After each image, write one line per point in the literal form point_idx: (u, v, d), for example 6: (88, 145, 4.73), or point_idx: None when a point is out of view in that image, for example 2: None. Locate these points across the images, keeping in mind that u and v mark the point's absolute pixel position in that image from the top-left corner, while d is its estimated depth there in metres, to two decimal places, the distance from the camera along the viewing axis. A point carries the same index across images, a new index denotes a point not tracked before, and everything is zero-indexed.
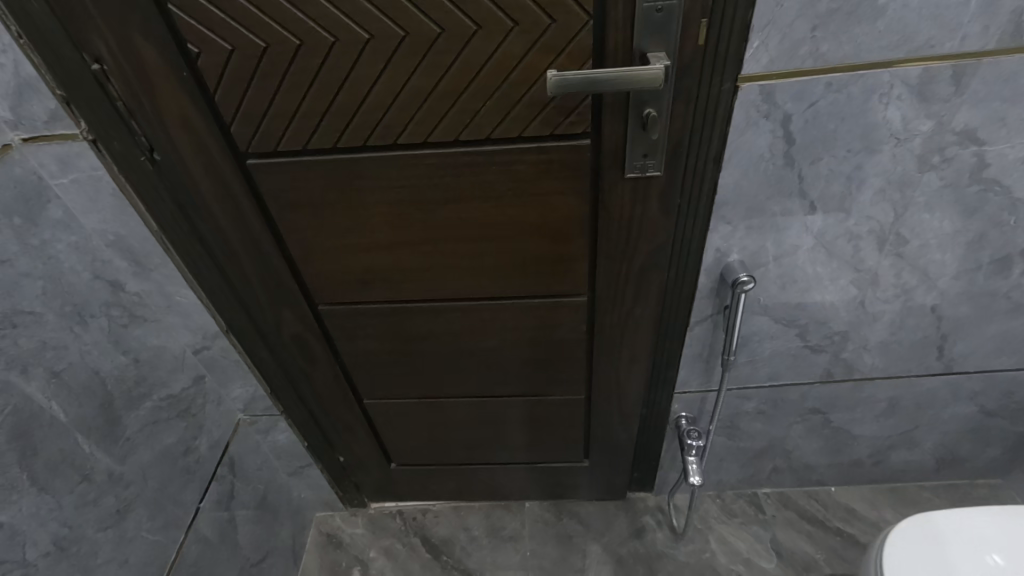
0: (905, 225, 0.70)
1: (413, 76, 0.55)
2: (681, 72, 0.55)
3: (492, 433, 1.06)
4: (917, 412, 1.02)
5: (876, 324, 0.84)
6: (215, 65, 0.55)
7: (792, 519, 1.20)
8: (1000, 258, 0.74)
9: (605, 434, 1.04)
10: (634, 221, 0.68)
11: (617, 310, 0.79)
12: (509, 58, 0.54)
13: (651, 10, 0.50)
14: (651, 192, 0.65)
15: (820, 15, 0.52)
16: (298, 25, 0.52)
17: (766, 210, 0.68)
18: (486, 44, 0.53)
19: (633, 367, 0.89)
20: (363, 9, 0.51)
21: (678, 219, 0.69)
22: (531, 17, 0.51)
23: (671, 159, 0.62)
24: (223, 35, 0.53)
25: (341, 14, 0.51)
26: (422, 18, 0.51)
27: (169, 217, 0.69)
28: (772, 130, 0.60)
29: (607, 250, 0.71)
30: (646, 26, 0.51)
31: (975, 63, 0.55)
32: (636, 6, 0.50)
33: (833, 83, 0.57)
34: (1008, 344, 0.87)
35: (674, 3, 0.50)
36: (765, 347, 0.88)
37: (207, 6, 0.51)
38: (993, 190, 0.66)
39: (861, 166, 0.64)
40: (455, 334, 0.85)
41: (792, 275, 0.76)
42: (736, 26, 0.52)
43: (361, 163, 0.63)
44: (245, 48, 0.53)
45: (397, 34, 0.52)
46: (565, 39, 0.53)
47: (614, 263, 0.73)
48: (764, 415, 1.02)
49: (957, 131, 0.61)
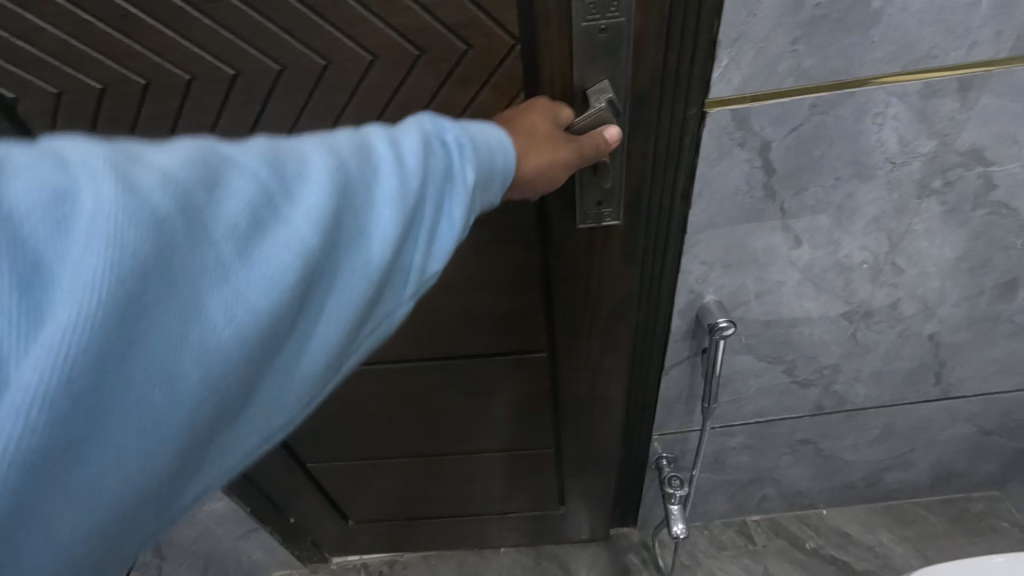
0: (902, 253, 0.61)
1: (302, 118, 0.48)
2: (636, 102, 0.46)
3: (459, 486, 0.97)
4: (912, 435, 0.94)
5: (869, 354, 0.76)
6: (42, 111, 0.46)
7: (784, 548, 1.12)
8: (1004, 282, 0.66)
9: (580, 484, 0.95)
10: (592, 272, 0.59)
11: (583, 360, 0.71)
12: (420, 91, 0.46)
13: (593, 30, 0.41)
14: (611, 241, 0.56)
15: (802, 24, 0.42)
16: (140, 61, 0.44)
17: (746, 246, 0.58)
18: (389, 76, 0.45)
19: (607, 420, 0.80)
20: (221, 39, 0.43)
21: (643, 266, 0.60)
22: (439, 45, 0.43)
23: (630, 206, 0.53)
24: (44, 78, 0.44)
25: (193, 45, 0.43)
26: (301, 49, 0.44)
27: None
28: (749, 160, 0.51)
29: (566, 302, 0.63)
30: (589, 54, 0.42)
31: (986, 73, 0.46)
32: (573, 25, 0.41)
33: (819, 104, 0.47)
34: (1009, 366, 0.80)
35: (621, 20, 0.41)
36: (749, 385, 0.79)
37: (14, 42, 0.42)
38: (1001, 213, 0.58)
39: (852, 195, 0.55)
40: (404, 392, 0.77)
41: (777, 311, 0.67)
42: (699, 41, 0.43)
43: None
44: (74, 91, 0.45)
45: (272, 67, 0.45)
46: (486, 72, 0.45)
47: (575, 312, 0.64)
48: (751, 449, 0.94)
49: (962, 151, 0.52)
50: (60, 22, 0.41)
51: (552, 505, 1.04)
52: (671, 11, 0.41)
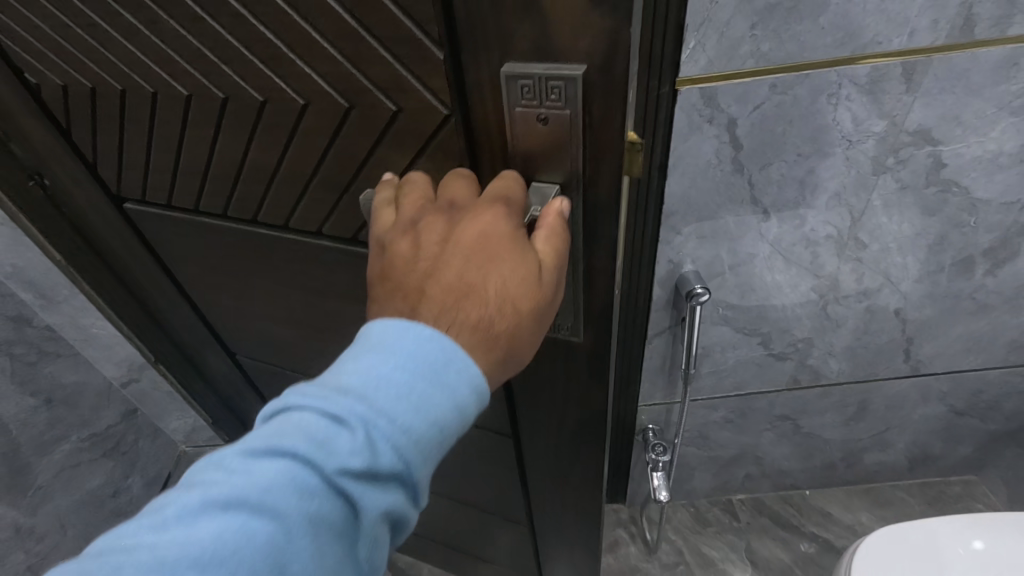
0: (864, 229, 0.67)
1: (250, 147, 0.53)
2: (586, 208, 0.44)
3: (446, 517, 1.02)
4: (887, 414, 0.99)
5: (840, 329, 0.81)
6: (55, 96, 0.56)
7: (767, 525, 1.17)
8: (962, 259, 0.71)
9: (553, 552, 0.95)
10: (555, 376, 0.59)
11: (551, 444, 0.70)
12: (355, 141, 0.48)
13: (536, 117, 0.39)
14: (574, 352, 0.56)
15: (758, 12, 0.48)
16: (116, 70, 0.51)
17: (718, 218, 0.64)
18: (323, 120, 0.47)
19: (578, 508, 0.79)
20: (175, 66, 0.48)
21: (594, 374, 0.57)
22: (369, 101, 0.44)
23: (590, 323, 0.52)
24: (52, 72, 0.54)
25: (152, 65, 0.49)
26: (241, 86, 0.47)
27: (70, 244, 0.72)
28: (717, 136, 0.56)
29: (534, 397, 0.63)
30: (535, 145, 0.41)
31: (927, 60, 0.52)
32: (512, 110, 0.39)
33: (778, 84, 0.53)
34: (974, 344, 0.85)
35: (566, 113, 0.38)
36: (728, 357, 0.84)
37: (24, 36, 0.51)
38: (952, 190, 0.63)
39: (814, 170, 0.60)
40: None
41: (751, 283, 0.72)
42: (670, 26, 0.49)
43: (226, 231, 0.63)
44: (74, 85, 0.54)
45: (217, 95, 0.49)
46: (425, 137, 0.45)
47: (538, 399, 0.63)
48: (733, 424, 0.99)
49: (911, 131, 0.57)
50: (49, 22, 0.49)
51: (527, 562, 1.03)
52: (644, 15, 0.47)
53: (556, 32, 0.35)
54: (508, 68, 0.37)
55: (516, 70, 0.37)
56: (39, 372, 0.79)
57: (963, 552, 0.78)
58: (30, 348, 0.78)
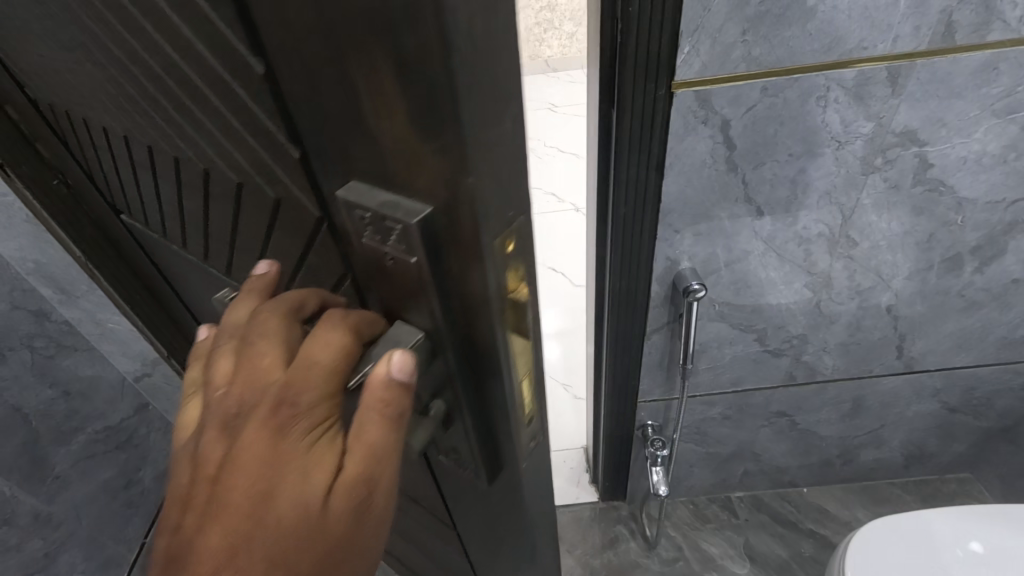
0: (854, 228, 0.69)
1: (179, 195, 0.48)
2: (461, 364, 0.33)
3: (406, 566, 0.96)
4: (882, 411, 1.01)
5: (833, 326, 0.83)
6: (48, 112, 0.57)
7: (765, 522, 1.19)
8: (950, 256, 0.74)
9: None
10: (471, 503, 0.49)
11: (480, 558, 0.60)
12: (248, 215, 0.40)
13: (383, 258, 0.29)
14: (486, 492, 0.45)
15: (749, 18, 0.50)
16: (75, 100, 0.49)
17: (713, 216, 0.67)
18: (219, 187, 0.40)
19: None
20: (106, 105, 0.45)
21: (497, 511, 0.46)
22: (246, 182, 0.36)
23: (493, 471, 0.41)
24: (36, 91, 0.54)
25: (92, 101, 0.46)
26: (154, 136, 0.42)
27: (94, 243, 0.76)
28: (712, 136, 0.59)
29: (457, 510, 0.53)
30: (389, 285, 0.31)
31: (910, 64, 0.54)
32: (357, 239, 0.30)
33: (769, 88, 0.55)
34: (966, 340, 0.87)
35: (412, 261, 0.27)
36: (725, 353, 0.86)
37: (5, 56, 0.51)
38: (939, 190, 0.66)
39: (804, 170, 0.63)
40: None
41: (746, 279, 0.75)
42: (665, 31, 0.51)
43: (191, 263, 0.61)
44: (55, 105, 0.54)
45: (139, 140, 0.45)
46: (306, 233, 0.36)
47: (461, 516, 0.53)
48: (730, 420, 1.01)
49: (897, 132, 0.60)
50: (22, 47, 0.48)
51: None
52: (641, 20, 0.50)
53: (388, 154, 0.25)
54: (340, 192, 0.28)
55: (352, 196, 0.27)
56: (58, 365, 0.82)
57: (961, 554, 0.79)
58: (50, 341, 0.80)
